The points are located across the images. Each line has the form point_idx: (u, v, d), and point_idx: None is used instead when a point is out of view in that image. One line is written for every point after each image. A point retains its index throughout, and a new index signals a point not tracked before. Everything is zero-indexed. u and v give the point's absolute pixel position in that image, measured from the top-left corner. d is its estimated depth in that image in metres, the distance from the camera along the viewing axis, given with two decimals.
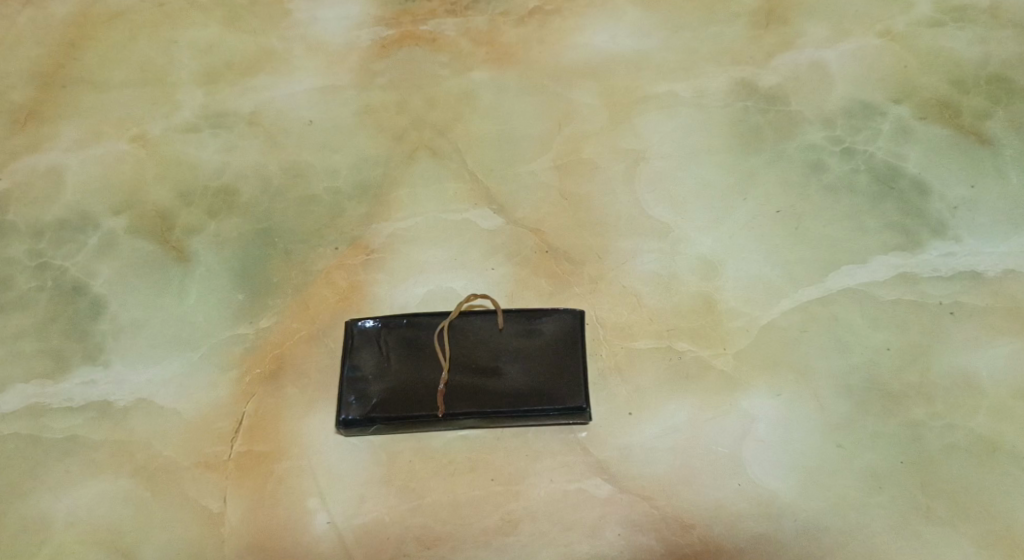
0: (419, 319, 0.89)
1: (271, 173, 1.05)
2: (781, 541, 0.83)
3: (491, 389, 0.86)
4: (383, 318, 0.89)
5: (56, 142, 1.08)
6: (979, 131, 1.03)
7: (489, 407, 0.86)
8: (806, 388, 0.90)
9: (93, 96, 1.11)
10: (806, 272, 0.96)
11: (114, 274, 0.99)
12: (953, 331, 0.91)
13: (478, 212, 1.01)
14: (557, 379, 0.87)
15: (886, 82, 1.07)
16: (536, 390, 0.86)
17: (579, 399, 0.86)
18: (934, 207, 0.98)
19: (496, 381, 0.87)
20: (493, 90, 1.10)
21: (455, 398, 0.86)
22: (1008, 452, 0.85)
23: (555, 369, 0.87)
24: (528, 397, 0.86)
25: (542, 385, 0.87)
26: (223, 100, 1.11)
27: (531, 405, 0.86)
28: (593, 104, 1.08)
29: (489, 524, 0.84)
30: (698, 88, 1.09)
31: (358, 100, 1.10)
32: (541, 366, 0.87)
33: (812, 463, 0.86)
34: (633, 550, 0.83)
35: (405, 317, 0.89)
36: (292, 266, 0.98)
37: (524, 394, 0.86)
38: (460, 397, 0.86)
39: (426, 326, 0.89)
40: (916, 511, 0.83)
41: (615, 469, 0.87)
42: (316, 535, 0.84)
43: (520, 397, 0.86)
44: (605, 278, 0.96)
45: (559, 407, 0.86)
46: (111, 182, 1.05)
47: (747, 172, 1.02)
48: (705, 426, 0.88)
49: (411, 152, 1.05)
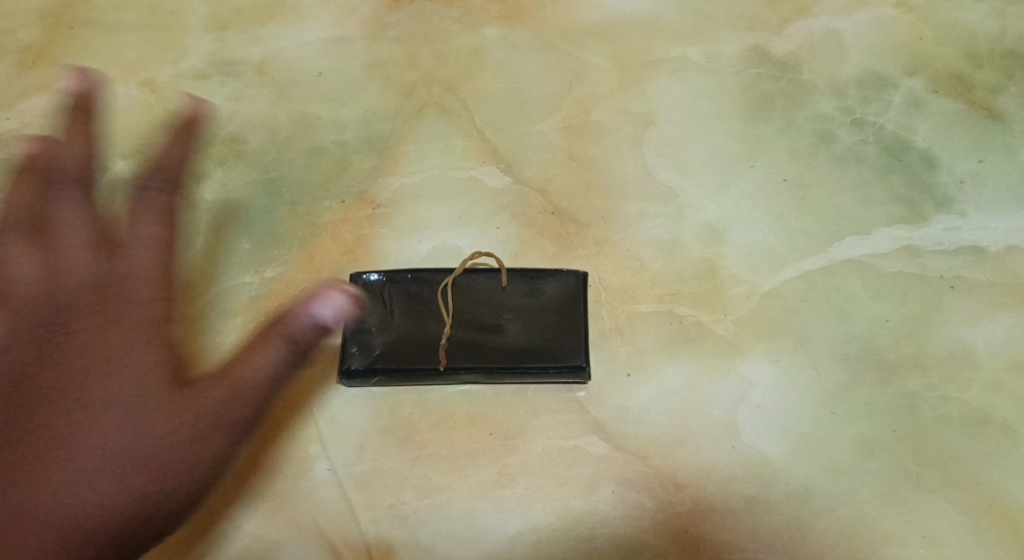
0: (424, 275, 0.90)
1: (279, 124, 1.05)
2: (770, 502, 0.85)
3: (493, 346, 0.88)
4: (387, 273, 0.90)
5: (64, 84, 1.07)
6: (990, 106, 1.03)
7: (491, 362, 0.87)
8: (804, 356, 0.90)
9: (102, 39, 1.10)
10: (809, 241, 0.96)
11: (121, 218, 0.99)
12: (953, 305, 0.92)
13: (486, 170, 1.01)
14: (558, 339, 0.88)
15: (900, 53, 1.06)
16: (537, 348, 0.88)
17: (581, 358, 0.87)
18: (941, 182, 0.98)
19: (497, 337, 0.88)
20: (504, 48, 1.09)
21: (457, 353, 0.87)
22: (1000, 425, 0.87)
23: (557, 328, 0.88)
24: (529, 355, 0.87)
25: (544, 343, 0.88)
26: (232, 47, 1.09)
27: (532, 362, 0.87)
28: (605, 66, 1.07)
29: (485, 477, 0.86)
30: (711, 53, 1.08)
31: (368, 53, 1.09)
32: (543, 325, 0.89)
33: (806, 431, 0.87)
34: (626, 507, 0.85)
35: (410, 272, 0.90)
36: (298, 218, 0.99)
37: (525, 351, 0.88)
38: (461, 350, 0.87)
39: (430, 282, 0.90)
40: (905, 480, 0.85)
41: (611, 428, 0.88)
42: (317, 483, 0.86)
43: (521, 354, 0.87)
44: (609, 241, 0.97)
45: (560, 365, 0.87)
46: (120, 126, 1.05)
47: (755, 140, 1.02)
48: (702, 388, 0.89)
49: (420, 108, 1.05)
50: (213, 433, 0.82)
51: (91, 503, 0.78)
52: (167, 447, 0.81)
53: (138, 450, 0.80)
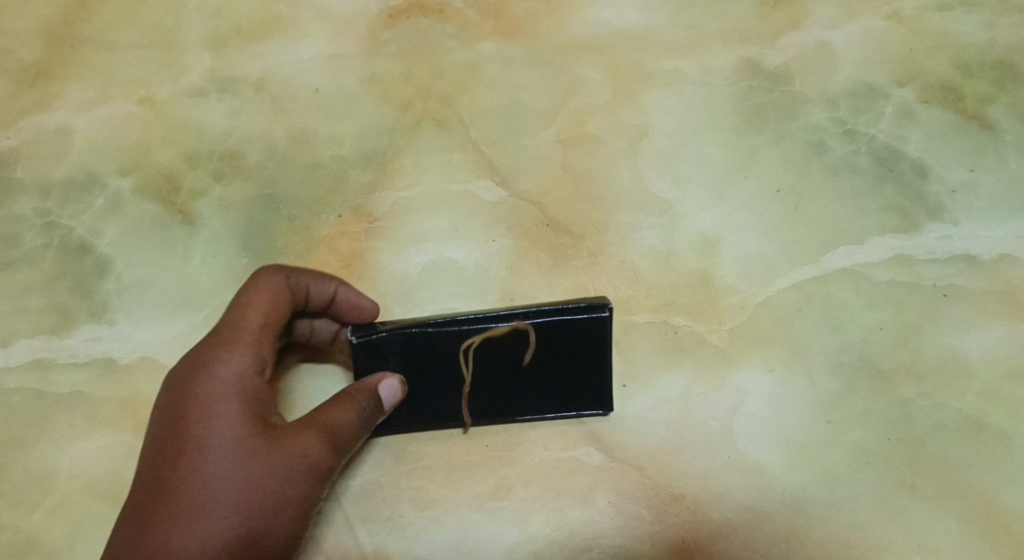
0: (436, 328, 0.87)
1: (276, 139, 1.04)
2: (766, 512, 0.89)
3: (513, 397, 0.89)
4: (393, 330, 0.86)
5: (64, 102, 1.05)
6: (980, 116, 1.01)
7: (513, 414, 0.90)
8: (799, 364, 0.92)
9: (102, 58, 1.06)
10: (803, 250, 0.97)
11: (120, 234, 1.01)
12: (946, 314, 0.94)
13: (481, 184, 1.01)
14: (581, 383, 0.89)
15: (892, 64, 1.03)
16: (559, 396, 0.89)
17: (602, 405, 0.89)
18: (934, 191, 0.99)
19: (520, 388, 0.89)
20: (499, 63, 1.05)
21: (478, 407, 0.89)
22: (994, 431, 0.90)
23: (579, 374, 0.89)
24: (552, 404, 0.90)
25: (565, 391, 0.89)
26: (231, 65, 1.06)
27: (553, 410, 0.90)
28: (598, 79, 1.04)
29: (482, 489, 0.90)
30: (704, 66, 1.04)
31: (366, 68, 1.05)
32: (564, 371, 0.89)
33: (800, 440, 0.90)
34: (622, 517, 0.89)
35: (418, 327, 0.86)
36: (297, 232, 1.01)
37: (546, 400, 0.89)
38: (482, 407, 0.89)
39: (444, 335, 0.86)
40: (901, 488, 0.89)
41: (607, 439, 0.91)
42: None
43: (543, 405, 0.89)
44: (604, 252, 0.98)
45: (582, 413, 0.90)
46: (119, 142, 1.04)
47: (748, 151, 1.01)
48: (696, 398, 0.92)
49: (416, 122, 1.04)
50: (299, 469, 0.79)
51: (210, 543, 0.77)
52: (267, 492, 0.78)
53: (231, 493, 0.77)
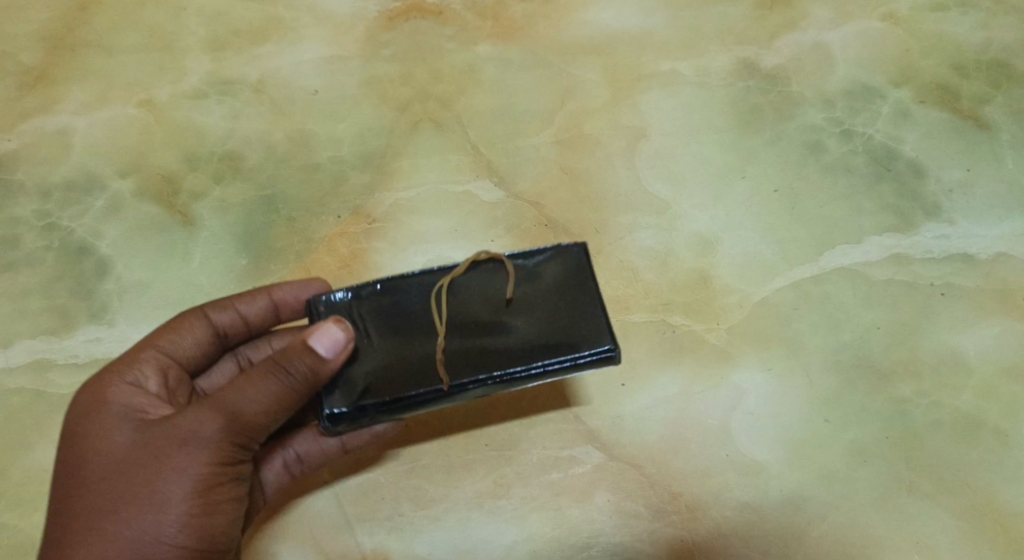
0: (400, 284, 0.82)
1: (276, 141, 1.05)
2: (763, 510, 0.88)
3: (495, 349, 0.80)
4: (354, 289, 0.82)
5: (64, 105, 1.06)
6: (978, 115, 1.03)
7: (501, 367, 0.79)
8: (796, 362, 0.93)
9: (102, 60, 1.08)
10: (799, 249, 0.97)
11: (120, 236, 1.01)
12: (943, 313, 0.94)
13: (479, 184, 1.02)
14: (571, 324, 0.80)
15: (886, 65, 1.06)
16: (549, 342, 0.80)
17: (601, 339, 0.80)
18: (930, 190, 0.99)
19: (503, 337, 0.80)
20: (497, 64, 1.07)
21: (458, 366, 0.79)
22: (991, 430, 0.90)
23: (567, 314, 0.81)
24: (542, 349, 0.80)
25: (554, 334, 0.80)
26: (228, 67, 1.08)
27: (546, 358, 0.79)
28: (596, 81, 1.06)
29: (480, 488, 0.89)
30: (700, 67, 1.06)
31: (364, 70, 1.08)
32: (550, 312, 0.81)
33: (798, 437, 0.90)
34: (620, 515, 0.88)
35: (378, 284, 0.82)
36: (295, 233, 1.00)
37: (531, 347, 0.80)
38: (462, 366, 0.79)
39: (413, 289, 0.82)
40: (898, 486, 0.88)
41: (605, 438, 0.91)
42: (315, 494, 0.89)
43: (532, 352, 0.80)
44: (602, 251, 0.98)
45: (580, 353, 0.79)
46: (119, 144, 1.05)
47: (746, 151, 1.02)
48: (694, 397, 0.92)
49: (414, 124, 1.05)
50: (196, 460, 0.74)
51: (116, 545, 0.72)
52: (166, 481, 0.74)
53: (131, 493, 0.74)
